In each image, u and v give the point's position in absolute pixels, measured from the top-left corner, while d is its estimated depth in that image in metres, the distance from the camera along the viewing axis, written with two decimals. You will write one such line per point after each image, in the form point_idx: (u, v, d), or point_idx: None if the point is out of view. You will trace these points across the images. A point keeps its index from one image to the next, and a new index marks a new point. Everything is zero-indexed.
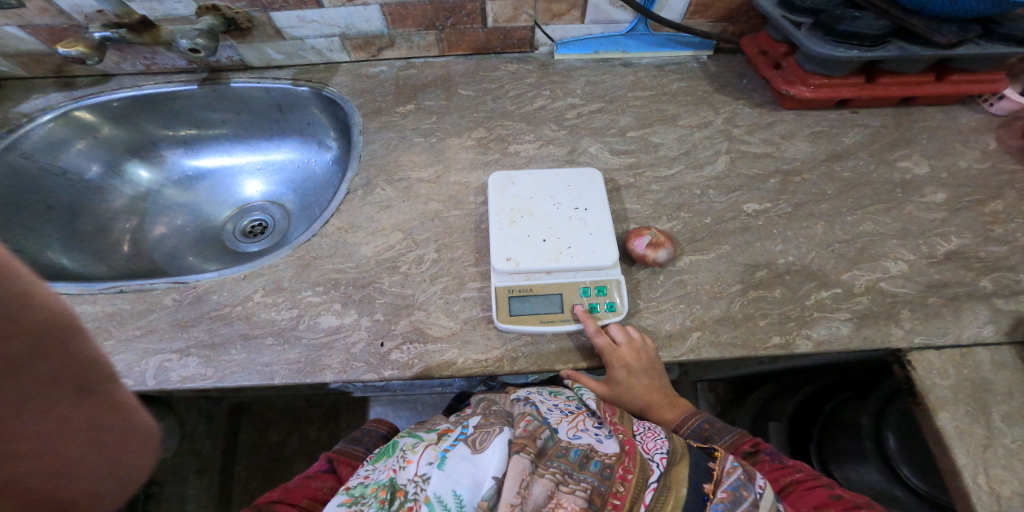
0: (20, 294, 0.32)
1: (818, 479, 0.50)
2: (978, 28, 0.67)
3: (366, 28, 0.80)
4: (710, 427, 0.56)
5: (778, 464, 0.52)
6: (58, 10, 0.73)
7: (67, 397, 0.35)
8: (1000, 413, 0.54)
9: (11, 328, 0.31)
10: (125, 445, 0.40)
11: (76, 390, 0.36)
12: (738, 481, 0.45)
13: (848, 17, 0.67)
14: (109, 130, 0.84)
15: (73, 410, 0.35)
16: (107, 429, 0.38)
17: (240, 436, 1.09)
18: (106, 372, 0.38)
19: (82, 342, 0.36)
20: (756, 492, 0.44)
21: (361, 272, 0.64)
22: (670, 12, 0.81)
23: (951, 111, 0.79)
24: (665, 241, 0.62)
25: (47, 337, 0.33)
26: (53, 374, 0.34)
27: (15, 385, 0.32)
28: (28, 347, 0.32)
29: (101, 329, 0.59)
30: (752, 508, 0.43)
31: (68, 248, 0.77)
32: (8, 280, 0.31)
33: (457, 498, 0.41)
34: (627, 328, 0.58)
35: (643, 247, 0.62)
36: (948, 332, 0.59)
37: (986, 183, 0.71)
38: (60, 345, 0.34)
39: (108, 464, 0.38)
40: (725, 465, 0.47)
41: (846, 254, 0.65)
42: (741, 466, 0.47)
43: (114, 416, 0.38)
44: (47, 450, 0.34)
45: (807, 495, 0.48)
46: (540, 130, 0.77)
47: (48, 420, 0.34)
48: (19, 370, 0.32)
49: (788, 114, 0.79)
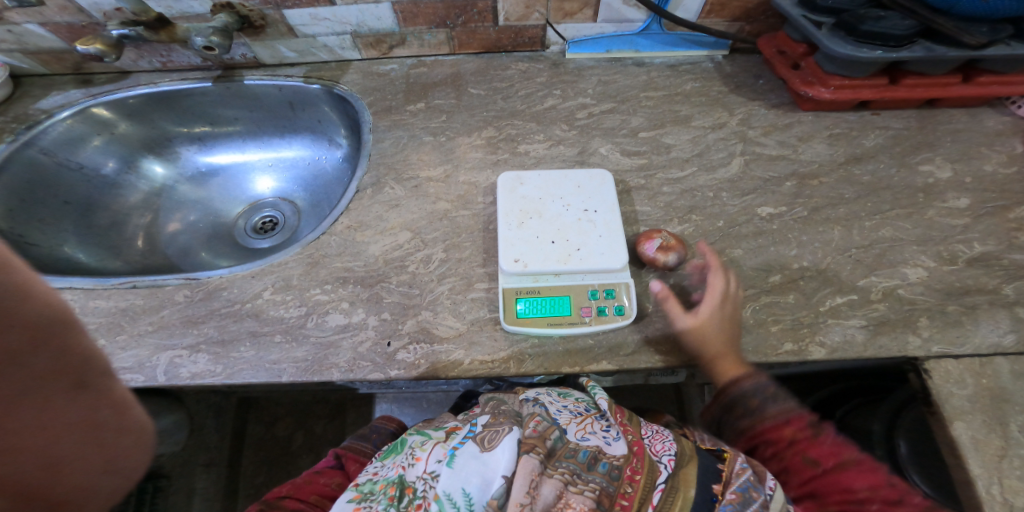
0: (17, 288, 0.32)
1: (875, 471, 0.50)
2: (1008, 28, 0.64)
3: (378, 26, 0.80)
4: (762, 394, 0.55)
5: (841, 444, 0.52)
6: (78, 8, 0.74)
7: (65, 392, 0.36)
8: (1018, 425, 0.52)
9: (14, 321, 0.32)
10: (120, 440, 0.40)
11: (72, 387, 0.36)
12: (746, 483, 0.44)
13: (872, 16, 0.66)
14: (126, 127, 0.85)
15: (69, 406, 0.36)
16: (104, 424, 0.39)
17: (247, 430, 1.11)
18: (103, 368, 0.38)
19: (79, 337, 0.36)
20: (766, 494, 0.44)
21: (369, 271, 0.63)
22: (684, 11, 0.80)
23: (975, 113, 0.77)
24: (676, 244, 0.62)
25: (44, 328, 0.33)
26: (51, 369, 0.34)
27: (14, 378, 0.32)
28: (26, 342, 0.32)
29: (113, 324, 0.60)
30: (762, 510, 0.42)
31: (84, 242, 0.78)
32: (7, 271, 0.31)
33: (467, 496, 0.41)
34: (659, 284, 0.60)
35: (653, 251, 0.61)
36: (968, 341, 0.57)
37: (1011, 187, 0.68)
38: (58, 339, 0.34)
39: (104, 459, 0.39)
40: (735, 465, 0.46)
41: (864, 260, 0.63)
42: (750, 468, 0.46)
43: (111, 412, 0.39)
44: (42, 447, 0.35)
45: (859, 474, 0.50)
46: (550, 130, 0.77)
47: (46, 415, 0.35)
48: (19, 366, 0.33)
49: (806, 115, 0.77)
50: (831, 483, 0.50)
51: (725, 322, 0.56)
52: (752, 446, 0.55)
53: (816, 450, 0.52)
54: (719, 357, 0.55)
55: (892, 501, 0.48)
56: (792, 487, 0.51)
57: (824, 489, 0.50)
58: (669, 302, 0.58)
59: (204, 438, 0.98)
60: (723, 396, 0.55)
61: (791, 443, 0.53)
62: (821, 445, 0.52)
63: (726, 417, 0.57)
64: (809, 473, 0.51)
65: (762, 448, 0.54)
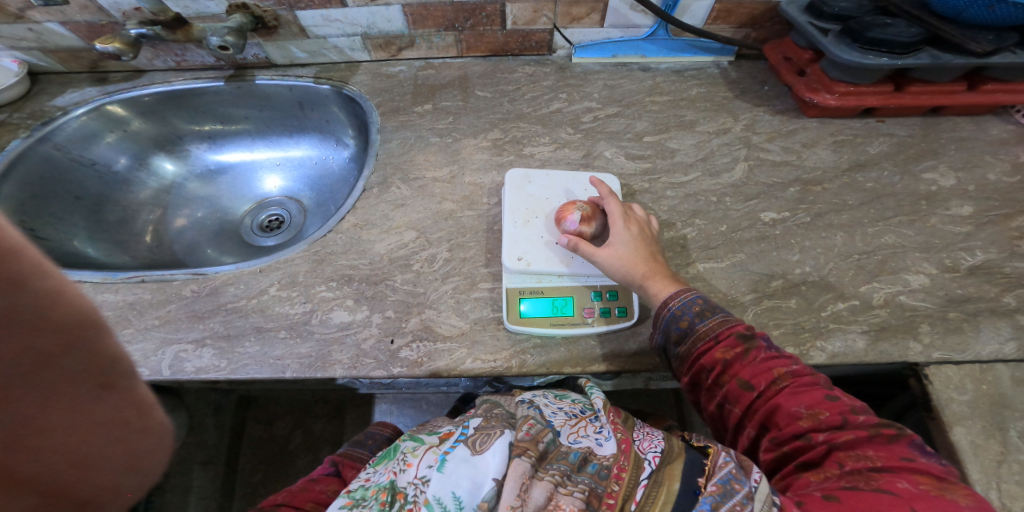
0: (49, 294, 0.34)
1: (817, 381, 0.49)
2: (1015, 36, 0.65)
3: (388, 28, 0.81)
4: (691, 313, 0.54)
5: (775, 354, 0.51)
6: (98, 7, 0.75)
7: (91, 394, 0.38)
8: (1017, 431, 0.52)
9: (45, 326, 0.34)
10: (141, 440, 0.43)
11: (99, 389, 0.39)
12: (728, 475, 0.43)
13: (879, 24, 0.66)
14: (139, 124, 0.87)
15: (94, 406, 0.38)
16: (128, 423, 0.42)
17: (246, 428, 1.12)
18: (129, 370, 0.41)
19: (107, 341, 0.38)
20: (750, 485, 0.42)
21: (374, 269, 0.64)
22: (691, 18, 0.81)
23: (981, 121, 0.77)
24: (594, 212, 0.61)
25: (74, 331, 0.35)
26: (81, 371, 0.37)
27: (45, 380, 0.35)
28: (55, 344, 0.35)
29: (121, 318, 0.61)
30: (745, 501, 0.41)
31: (94, 237, 0.79)
32: (40, 277, 0.33)
33: (457, 499, 0.42)
34: (588, 221, 0.60)
35: (577, 223, 0.60)
36: (969, 348, 0.57)
37: (1015, 196, 0.69)
38: (85, 343, 0.36)
39: (128, 457, 0.42)
40: (718, 460, 0.45)
41: (866, 266, 0.63)
42: (734, 461, 0.45)
43: (133, 413, 0.42)
44: (70, 444, 0.38)
45: (797, 394, 0.48)
46: (555, 133, 0.77)
47: (75, 415, 0.37)
48: (50, 367, 0.35)
49: (810, 122, 0.78)
50: (770, 409, 0.48)
51: (642, 240, 0.59)
52: (691, 376, 0.53)
53: (748, 371, 0.50)
54: (649, 276, 0.57)
55: (835, 425, 0.45)
56: (738, 416, 0.50)
57: (769, 418, 0.48)
58: (583, 244, 0.58)
59: (202, 437, 0.97)
60: (660, 321, 0.55)
61: (725, 367, 0.51)
62: (753, 365, 0.50)
63: (667, 347, 0.55)
64: (747, 398, 0.49)
65: (703, 376, 0.52)
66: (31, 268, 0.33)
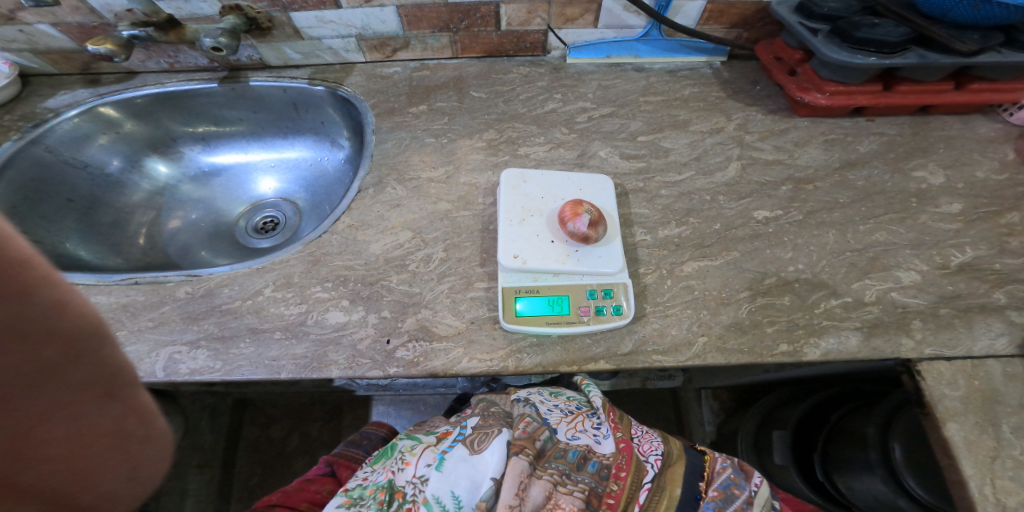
0: (56, 304, 0.35)
1: None
2: (1001, 36, 0.66)
3: (382, 29, 0.81)
4: None
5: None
6: (90, 8, 0.75)
7: (94, 402, 0.39)
8: (1009, 426, 0.53)
9: (53, 335, 0.35)
10: (144, 448, 0.45)
11: (103, 397, 0.40)
12: (728, 481, 0.49)
13: (867, 24, 0.67)
14: (132, 126, 0.86)
15: (98, 413, 0.40)
16: (130, 431, 0.43)
17: (242, 431, 1.11)
18: (132, 378, 0.42)
19: (110, 350, 0.39)
20: (750, 490, 0.49)
21: (370, 269, 0.64)
22: (684, 18, 0.81)
23: (969, 120, 0.78)
24: (601, 218, 0.61)
25: (80, 339, 0.36)
26: (86, 380, 0.38)
27: (53, 389, 0.36)
28: (63, 353, 0.36)
29: (115, 320, 0.60)
30: (745, 505, 0.47)
31: (87, 240, 0.79)
32: (49, 287, 0.34)
33: (456, 499, 0.44)
34: (596, 227, 0.61)
35: (585, 227, 0.60)
36: (960, 344, 0.58)
37: (1003, 193, 0.70)
38: (88, 352, 0.37)
39: (129, 465, 0.44)
40: (715, 465, 0.50)
41: (858, 263, 0.64)
42: (730, 466, 0.51)
43: (136, 421, 0.43)
44: (71, 453, 0.39)
45: None
46: (550, 133, 0.78)
47: (78, 422, 0.39)
48: (55, 377, 0.36)
49: (802, 121, 0.79)
50: None
51: None
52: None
53: None
54: None
55: None
56: None
57: None
58: None
59: (198, 439, 1.03)
60: None
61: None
62: None
63: None
64: None
65: None
66: (40, 279, 0.34)
